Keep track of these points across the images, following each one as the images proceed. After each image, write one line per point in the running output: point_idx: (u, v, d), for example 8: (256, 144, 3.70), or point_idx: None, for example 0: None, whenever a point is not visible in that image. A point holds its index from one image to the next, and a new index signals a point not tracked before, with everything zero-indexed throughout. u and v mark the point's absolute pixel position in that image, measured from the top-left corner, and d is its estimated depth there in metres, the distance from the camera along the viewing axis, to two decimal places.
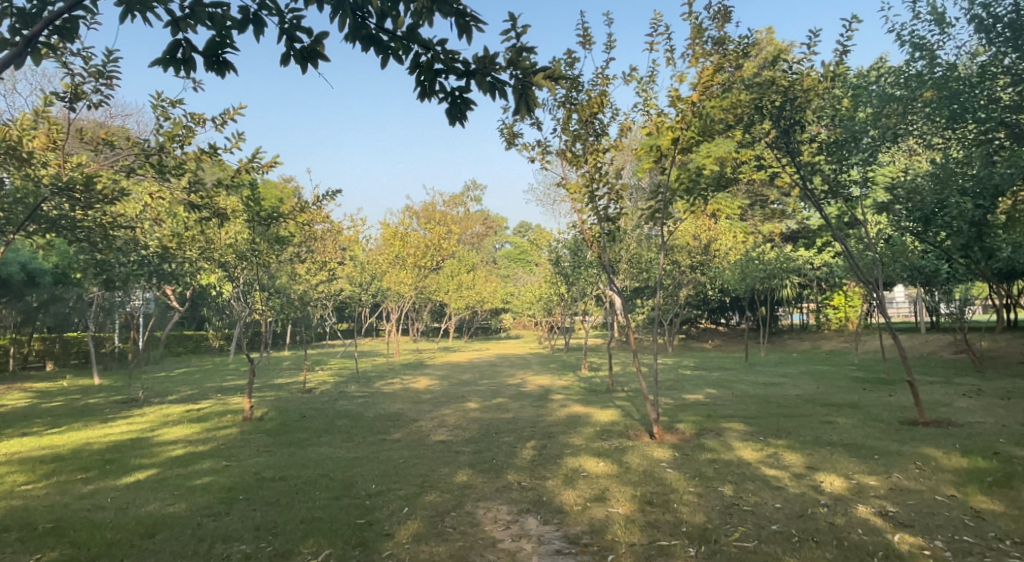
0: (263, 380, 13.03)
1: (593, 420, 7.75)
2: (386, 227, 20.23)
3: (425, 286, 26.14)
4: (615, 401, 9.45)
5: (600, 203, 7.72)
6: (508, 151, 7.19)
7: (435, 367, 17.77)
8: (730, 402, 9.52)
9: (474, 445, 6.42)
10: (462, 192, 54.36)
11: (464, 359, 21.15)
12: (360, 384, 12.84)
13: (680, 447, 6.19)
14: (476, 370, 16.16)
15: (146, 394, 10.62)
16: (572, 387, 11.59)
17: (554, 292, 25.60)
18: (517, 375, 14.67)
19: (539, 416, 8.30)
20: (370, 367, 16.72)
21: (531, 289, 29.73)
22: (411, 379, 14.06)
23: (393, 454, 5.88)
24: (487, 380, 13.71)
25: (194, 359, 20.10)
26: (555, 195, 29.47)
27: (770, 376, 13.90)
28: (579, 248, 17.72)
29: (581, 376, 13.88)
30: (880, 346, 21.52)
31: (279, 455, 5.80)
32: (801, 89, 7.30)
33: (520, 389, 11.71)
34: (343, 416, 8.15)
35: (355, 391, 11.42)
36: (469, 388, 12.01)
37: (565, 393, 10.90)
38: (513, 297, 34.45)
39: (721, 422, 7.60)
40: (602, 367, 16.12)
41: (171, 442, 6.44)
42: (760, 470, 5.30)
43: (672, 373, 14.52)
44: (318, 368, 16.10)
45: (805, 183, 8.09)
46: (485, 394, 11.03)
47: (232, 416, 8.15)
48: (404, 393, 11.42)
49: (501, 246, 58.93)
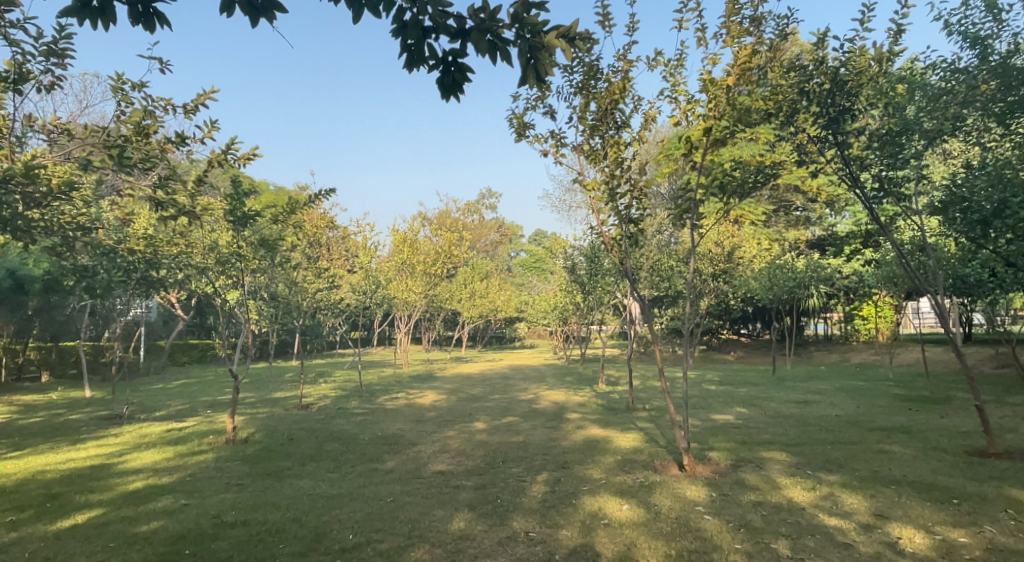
0: (261, 394, 12.31)
1: (612, 447, 6.86)
2: (395, 232, 19.59)
3: (437, 293, 25.40)
4: (637, 422, 8.54)
5: (622, 202, 6.81)
6: (518, 142, 6.39)
7: (445, 379, 16.98)
8: (766, 424, 8.57)
9: (476, 478, 5.58)
10: (477, 200, 53.82)
11: (476, 370, 20.36)
12: (363, 398, 12.05)
13: (717, 484, 5.29)
14: (488, 383, 15.32)
15: (132, 410, 9.95)
16: (590, 405, 10.69)
17: (570, 299, 24.69)
18: (531, 389, 13.78)
19: (552, 440, 7.44)
20: (376, 380, 15.98)
21: (546, 297, 28.86)
22: (418, 393, 13.27)
23: (381, 491, 5.06)
24: (499, 394, 12.85)
25: (198, 368, 19.55)
26: (571, 200, 28.70)
27: (803, 393, 12.88)
28: (595, 255, 16.87)
29: (599, 392, 12.98)
30: (916, 359, 20.28)
31: (249, 492, 4.99)
32: (852, 72, 6.42)
33: (532, 406, 10.86)
34: (335, 439, 7.34)
35: (355, 407, 10.63)
36: (479, 404, 11.17)
37: (581, 411, 10.01)
38: (528, 305, 33.61)
39: (760, 449, 6.67)
40: (620, 381, 15.20)
41: (133, 471, 5.68)
42: (819, 519, 4.39)
43: (697, 388, 13.55)
44: (322, 379, 15.41)
45: (854, 180, 7.15)
46: (495, 411, 10.19)
47: (213, 438, 7.39)
48: (408, 409, 10.59)
49: (516, 254, 58.17)
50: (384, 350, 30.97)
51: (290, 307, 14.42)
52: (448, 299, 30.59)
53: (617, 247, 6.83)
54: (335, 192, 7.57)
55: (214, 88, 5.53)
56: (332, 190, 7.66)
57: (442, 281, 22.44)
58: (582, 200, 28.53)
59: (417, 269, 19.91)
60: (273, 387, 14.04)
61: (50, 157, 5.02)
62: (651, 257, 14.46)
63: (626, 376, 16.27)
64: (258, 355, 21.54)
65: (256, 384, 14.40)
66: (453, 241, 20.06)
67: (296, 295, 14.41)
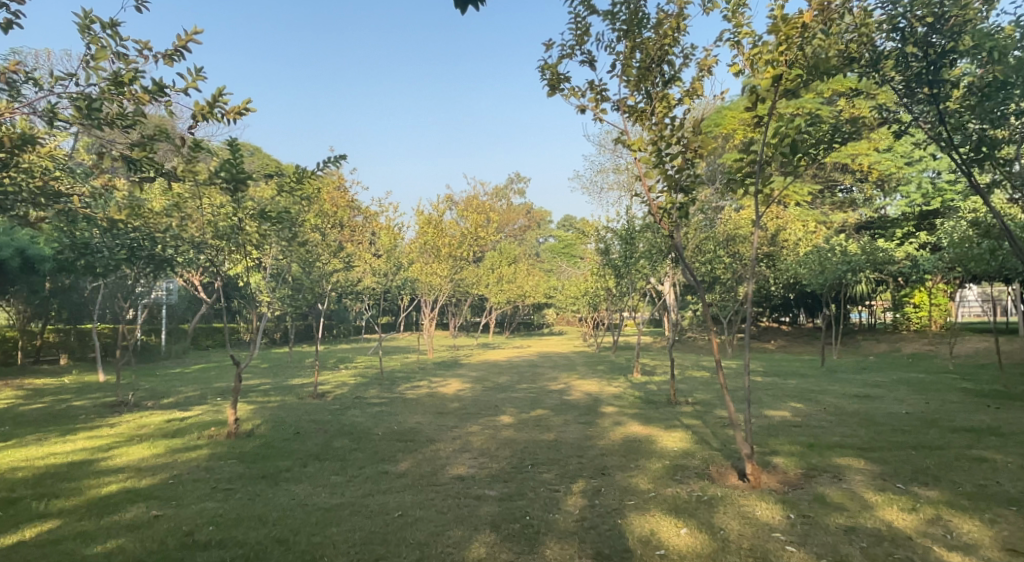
0: (278, 381, 11.76)
1: (657, 449, 5.99)
2: (420, 213, 18.86)
3: (463, 277, 24.69)
4: (682, 418, 7.62)
5: (672, 167, 5.79)
6: (552, 96, 5.43)
7: (471, 366, 16.28)
8: (830, 421, 7.56)
9: (502, 486, 4.76)
10: (506, 184, 52.99)
11: (503, 358, 19.59)
12: (384, 386, 11.39)
13: (791, 500, 4.38)
14: (514, 371, 14.52)
15: (139, 398, 9.47)
16: (627, 397, 9.80)
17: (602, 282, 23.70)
18: (561, 379, 12.93)
19: (588, 438, 6.59)
20: (399, 366, 15.36)
21: (576, 283, 27.92)
22: (441, 381, 12.55)
23: (389, 502, 4.29)
24: (527, 384, 12.03)
25: (222, 352, 19.28)
26: (602, 181, 27.63)
27: (861, 386, 11.72)
28: (630, 237, 15.85)
29: (634, 382, 12.09)
30: (977, 349, 18.76)
31: (236, 501, 4.28)
32: (957, 6, 5.29)
33: (563, 397, 10.03)
34: (344, 433, 6.63)
35: (373, 397, 9.92)
36: (505, 395, 10.38)
37: (617, 404, 9.14)
38: (556, 291, 32.71)
39: (834, 454, 5.71)
40: (656, 371, 14.25)
41: (114, 471, 5.04)
42: (934, 554, 3.45)
43: (741, 379, 12.53)
44: (342, 366, 14.83)
45: (951, 140, 6.01)
46: (523, 403, 9.39)
47: (214, 430, 6.76)
48: (429, 400, 9.85)
49: (545, 239, 57.10)
50: (410, 335, 30.47)
51: (310, 290, 13.87)
52: (474, 284, 29.88)
53: (667, 218, 5.80)
54: (347, 158, 6.79)
55: (198, 30, 4.76)
56: (342, 156, 6.88)
57: (468, 264, 21.70)
58: (615, 182, 27.48)
59: (443, 251, 19.19)
60: (292, 373, 13.53)
61: (15, 110, 4.35)
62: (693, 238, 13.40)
63: (662, 365, 15.33)
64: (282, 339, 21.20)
65: (275, 371, 13.90)
66: (480, 223, 19.27)
67: (316, 276, 13.84)
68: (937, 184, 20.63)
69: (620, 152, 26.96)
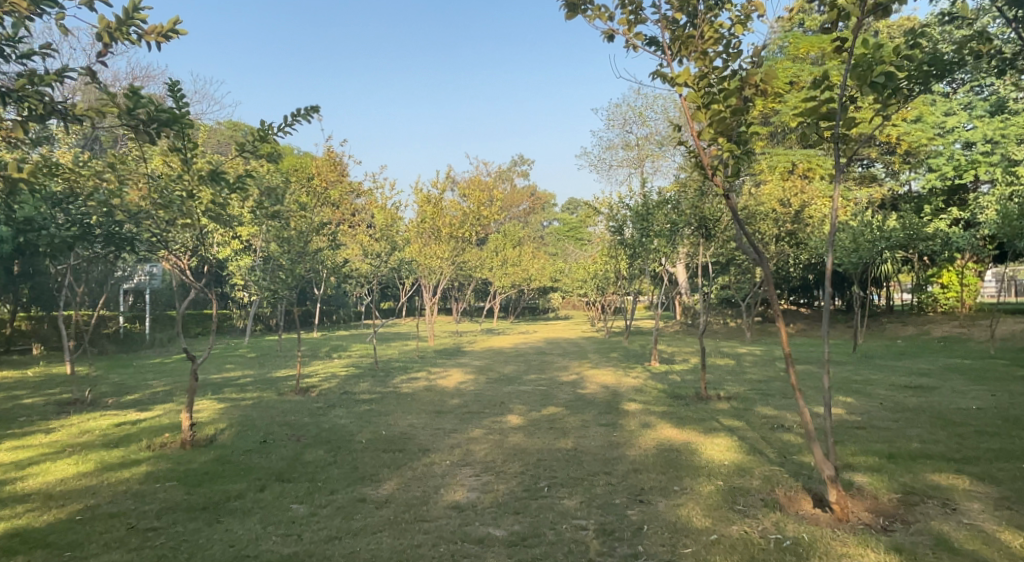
0: (261, 374, 10.70)
1: (701, 461, 4.86)
2: (418, 191, 17.66)
3: (465, 260, 23.58)
4: (721, 418, 6.47)
5: (730, 104, 4.33)
6: (570, 16, 4.19)
7: (474, 354, 15.18)
8: (894, 421, 6.42)
9: (511, 523, 3.61)
10: (509, 167, 51.63)
11: (508, 345, 18.48)
12: (377, 379, 10.29)
13: (904, 543, 3.23)
14: (520, 360, 13.45)
15: (98, 395, 8.40)
16: (650, 391, 8.69)
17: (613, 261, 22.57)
18: (573, 368, 11.84)
19: (613, 445, 5.46)
20: (396, 355, 14.27)
21: (583, 265, 26.79)
22: (440, 372, 11.46)
23: (360, 552, 3.15)
24: (536, 375, 10.92)
25: (211, 341, 18.28)
26: (611, 158, 26.34)
27: (906, 374, 10.55)
28: (647, 214, 14.66)
29: (653, 372, 10.99)
30: (1015, 331, 17.52)
31: (153, 552, 3.17)
32: None
33: (577, 391, 8.93)
34: (320, 442, 5.52)
35: (364, 391, 8.83)
36: (512, 388, 9.26)
37: (640, 399, 8.02)
38: (563, 274, 31.62)
39: (926, 470, 4.54)
40: (675, 358, 13.15)
41: (12, 503, 3.92)
42: None
43: (772, 367, 11.40)
44: (335, 355, 13.77)
45: None
46: (532, 399, 8.26)
47: (165, 438, 5.66)
48: (425, 394, 8.75)
49: (550, 223, 55.72)
50: (412, 320, 29.51)
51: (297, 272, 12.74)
52: (478, 267, 28.82)
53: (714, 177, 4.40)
54: (319, 111, 5.58)
55: None
56: (315, 108, 5.67)
57: (471, 246, 20.59)
58: (624, 159, 26.20)
59: (443, 232, 18.04)
60: (280, 363, 12.49)
61: None
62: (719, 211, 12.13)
63: (680, 352, 14.23)
64: (277, 325, 20.20)
65: (262, 361, 12.86)
66: (483, 201, 18.09)
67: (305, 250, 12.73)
68: (970, 156, 19.19)
69: (630, 127, 25.66)
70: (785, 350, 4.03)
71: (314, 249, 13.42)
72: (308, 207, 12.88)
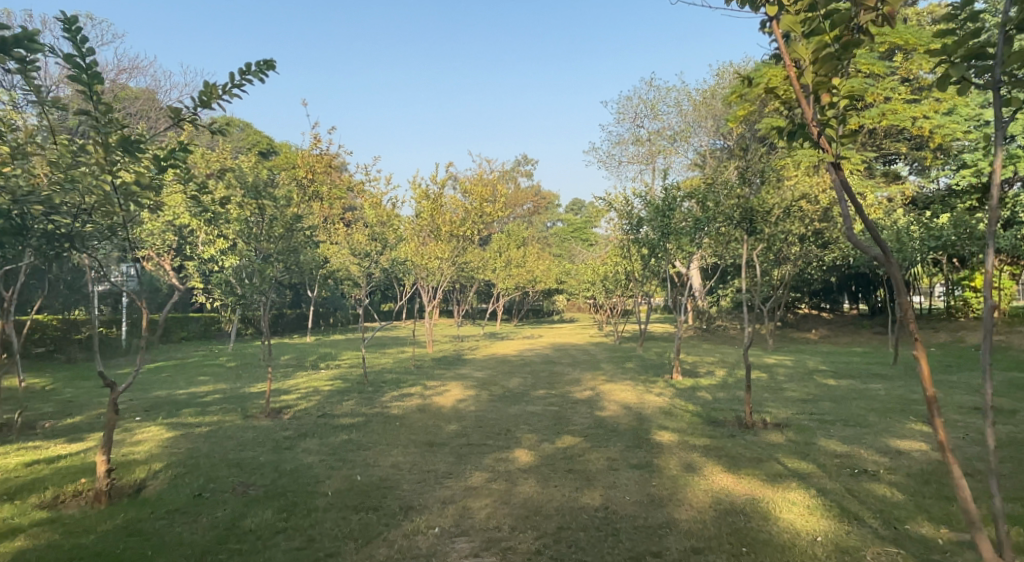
0: (233, 390, 9.48)
1: (780, 532, 3.58)
2: (416, 185, 16.36)
3: (466, 260, 22.33)
4: (781, 457, 5.19)
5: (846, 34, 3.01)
6: None
7: (475, 364, 13.91)
8: (1001, 462, 5.11)
9: None
10: (512, 166, 50.36)
11: (512, 351, 17.19)
12: (363, 396, 9.02)
13: None
14: (526, 371, 12.16)
15: (32, 419, 7.16)
16: (681, 414, 7.41)
17: (623, 262, 21.30)
18: (585, 383, 10.55)
19: (655, 501, 4.18)
20: (390, 365, 13.01)
21: (590, 266, 25.51)
22: (436, 386, 10.17)
23: None
24: (545, 391, 9.63)
25: (192, 347, 17.05)
26: (620, 154, 25.09)
27: (969, 391, 9.22)
28: (668, 210, 13.47)
29: (678, 388, 9.68)
30: None
31: None
32: None
33: (595, 413, 7.66)
34: (271, 496, 4.25)
35: (344, 413, 7.55)
36: (517, 409, 7.97)
37: (672, 425, 6.75)
38: (569, 276, 30.34)
39: None
40: (699, 370, 11.86)
41: None
42: None
43: (811, 383, 10.06)
44: (322, 365, 12.52)
45: None
46: (542, 425, 6.98)
47: (72, 491, 4.40)
48: (416, 417, 7.47)
49: (553, 224, 54.37)
50: (411, 323, 28.26)
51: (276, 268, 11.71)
52: (480, 268, 27.57)
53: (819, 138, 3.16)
54: (274, 65, 4.29)
55: None
56: (268, 63, 4.36)
57: (472, 246, 19.33)
58: (635, 154, 24.94)
59: (442, 230, 16.73)
60: (259, 375, 11.26)
61: None
62: (771, 201, 11.49)
63: (701, 363, 12.93)
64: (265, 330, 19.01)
65: (238, 372, 11.65)
66: (485, 197, 16.78)
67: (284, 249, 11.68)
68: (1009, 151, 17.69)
69: (641, 121, 24.41)
70: (927, 393, 2.72)
71: (293, 250, 12.23)
72: (293, 203, 11.67)
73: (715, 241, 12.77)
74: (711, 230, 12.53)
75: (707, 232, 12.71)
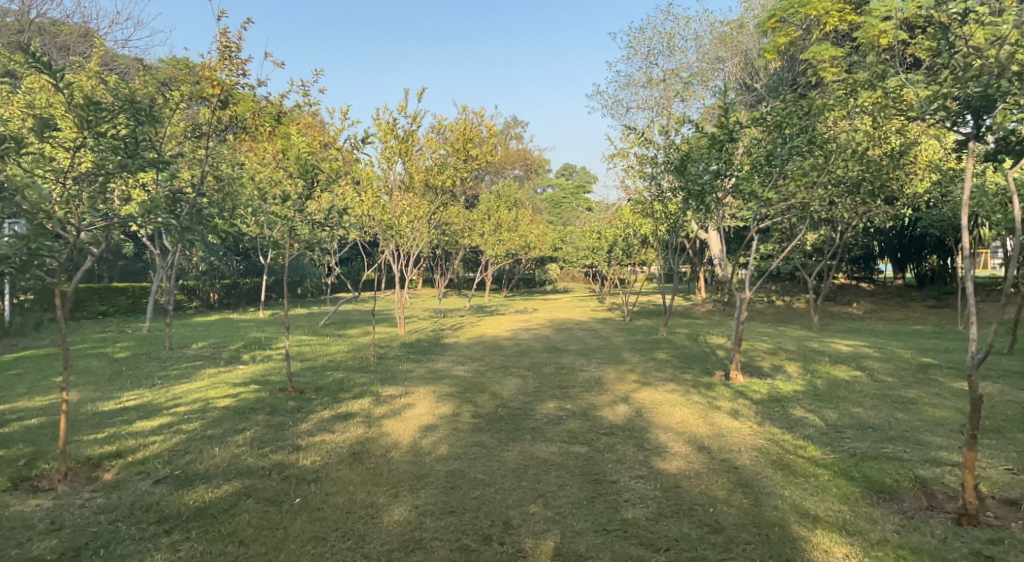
0: (76, 405, 6.06)
1: None
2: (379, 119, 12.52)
3: (447, 220, 18.67)
4: None
5: None
6: None
7: (457, 352, 10.52)
8: None
9: None
10: (501, 128, 46.20)
11: (505, 333, 13.87)
12: (272, 420, 5.65)
13: None
14: (525, 366, 8.82)
15: None
16: (814, 475, 4.14)
17: (636, 223, 17.97)
18: (613, 390, 7.22)
19: None
20: (340, 356, 9.61)
21: (592, 230, 21.98)
22: (395, 395, 6.84)
23: None
24: (557, 407, 6.32)
25: (96, 326, 13.44)
26: (629, 99, 21.48)
27: None
28: (695, 142, 9.31)
29: (760, 404, 6.42)
30: None
31: None
32: None
33: (657, 466, 4.41)
34: None
35: (212, 470, 4.19)
36: (520, 453, 4.69)
37: (822, 514, 3.50)
38: (567, 242, 26.92)
39: None
40: (765, 366, 8.63)
41: None
42: None
43: (948, 394, 6.87)
44: (245, 357, 9.11)
45: None
46: (571, 503, 3.70)
47: None
48: (342, 477, 4.16)
49: (545, 190, 50.54)
50: (388, 295, 24.73)
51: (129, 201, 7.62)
52: (463, 231, 23.99)
53: None
54: None
55: None
56: None
57: (455, 204, 15.80)
58: (647, 97, 21.30)
59: (414, 178, 13.03)
60: (145, 374, 7.82)
61: None
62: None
63: (758, 354, 9.69)
64: (166, 306, 14.68)
65: (119, 368, 8.19)
66: (471, 136, 12.92)
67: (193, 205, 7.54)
68: None
69: (655, 58, 20.81)
70: None
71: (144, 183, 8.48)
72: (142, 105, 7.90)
73: (823, 163, 8.75)
74: (831, 151, 8.62)
75: (813, 155, 8.69)
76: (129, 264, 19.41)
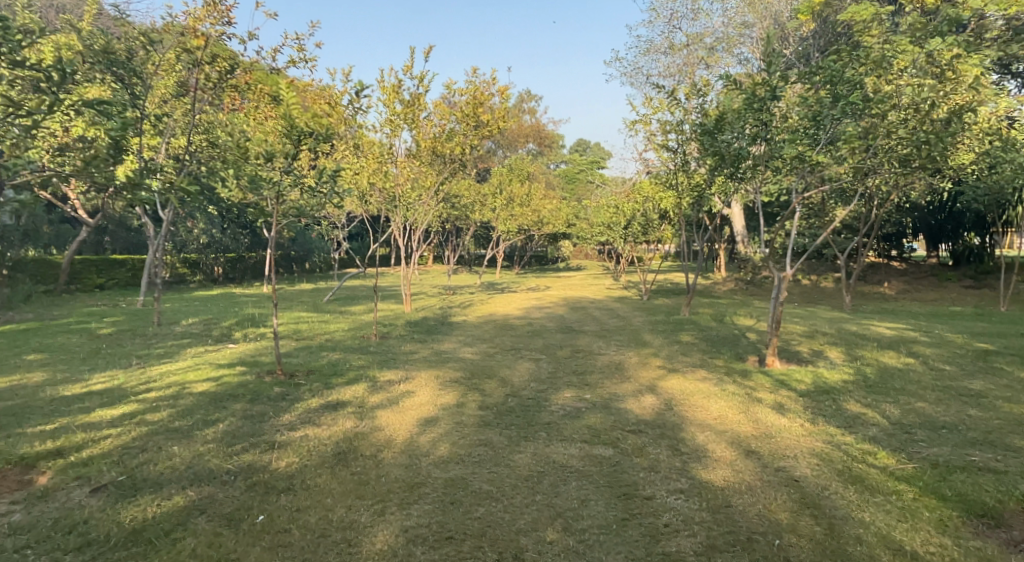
0: (36, 389, 5.43)
1: None
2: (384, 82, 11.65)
3: (457, 194, 17.85)
4: None
5: None
6: None
7: (464, 332, 9.80)
8: None
9: None
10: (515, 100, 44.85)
11: (517, 311, 13.14)
12: (251, 410, 4.95)
13: None
14: (538, 348, 8.08)
15: None
16: (896, 493, 3.35)
17: (656, 197, 17.00)
18: (637, 378, 6.46)
19: None
20: (339, 335, 8.93)
21: (608, 205, 21.05)
22: (394, 381, 6.12)
23: None
24: (575, 397, 5.58)
25: (89, 300, 12.86)
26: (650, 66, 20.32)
27: None
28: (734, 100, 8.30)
29: (807, 396, 5.63)
30: None
31: None
32: None
33: (699, 475, 3.65)
34: None
35: (166, 474, 3.51)
36: (534, 457, 3.96)
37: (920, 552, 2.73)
38: (581, 217, 25.98)
39: None
40: (802, 351, 7.82)
41: None
42: None
43: (1020, 386, 6.03)
44: (237, 335, 8.46)
45: None
46: (598, 527, 2.98)
47: None
48: (318, 485, 3.45)
49: (559, 165, 49.28)
50: (397, 271, 24.07)
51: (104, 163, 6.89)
52: (474, 206, 23.14)
53: None
54: None
55: None
56: None
57: (465, 175, 14.94)
58: (669, 65, 20.11)
59: (420, 146, 12.20)
60: (124, 352, 7.19)
61: None
62: None
63: (793, 337, 8.86)
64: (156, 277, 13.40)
65: (98, 346, 7.56)
66: (482, 101, 12.00)
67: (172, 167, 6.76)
68: None
69: (678, 22, 19.58)
70: None
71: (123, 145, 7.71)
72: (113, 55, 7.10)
73: (880, 122, 7.39)
74: (892, 108, 7.24)
75: (868, 114, 7.38)
76: (133, 237, 18.86)
